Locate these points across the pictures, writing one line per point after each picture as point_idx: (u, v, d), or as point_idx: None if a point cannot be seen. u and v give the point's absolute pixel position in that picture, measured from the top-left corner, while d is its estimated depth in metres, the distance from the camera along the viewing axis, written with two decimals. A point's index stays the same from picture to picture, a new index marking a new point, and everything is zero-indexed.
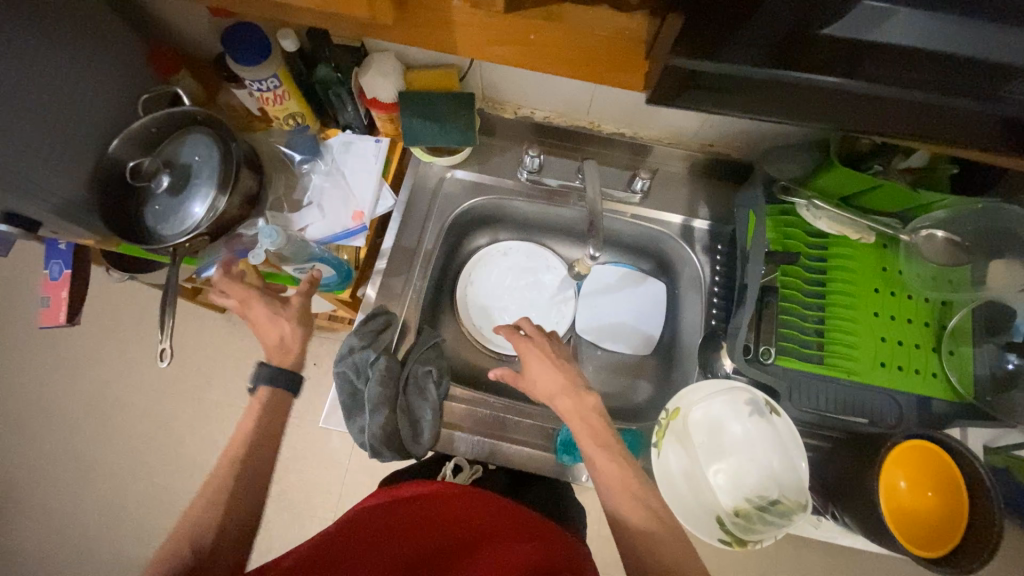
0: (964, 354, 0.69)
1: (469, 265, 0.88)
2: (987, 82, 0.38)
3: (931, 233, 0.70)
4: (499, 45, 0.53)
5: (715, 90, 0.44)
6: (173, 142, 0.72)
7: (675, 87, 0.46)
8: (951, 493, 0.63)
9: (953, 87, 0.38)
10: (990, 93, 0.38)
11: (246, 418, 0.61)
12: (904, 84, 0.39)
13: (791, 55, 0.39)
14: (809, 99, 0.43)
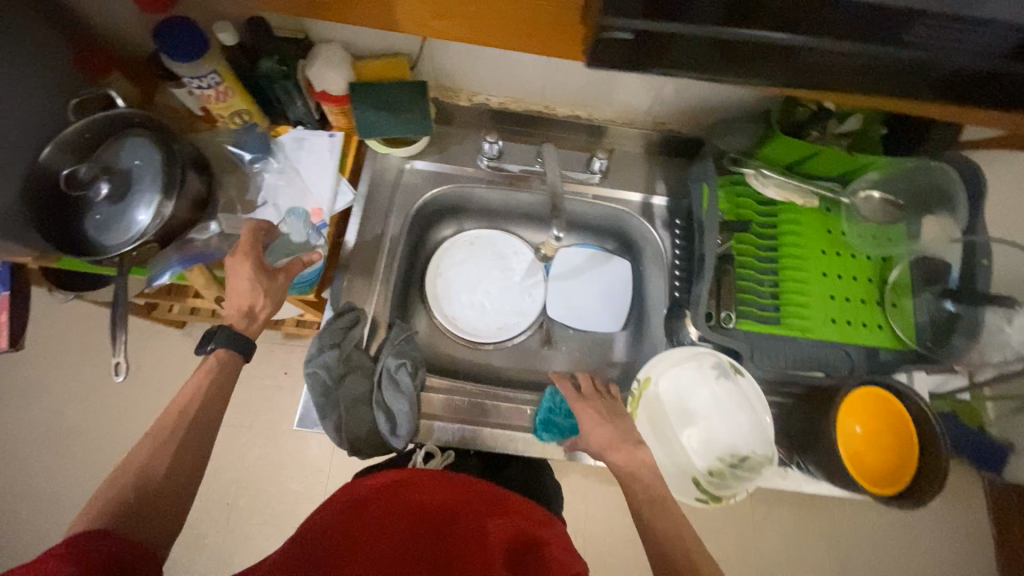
0: (904, 305, 0.75)
1: (436, 256, 0.88)
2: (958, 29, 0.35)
3: (869, 194, 0.75)
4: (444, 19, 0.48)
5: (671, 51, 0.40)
6: (110, 147, 0.68)
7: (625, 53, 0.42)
8: (900, 433, 0.68)
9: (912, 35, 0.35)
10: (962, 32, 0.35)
11: (213, 430, 0.58)
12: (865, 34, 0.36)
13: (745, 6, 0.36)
14: (768, 57, 0.40)
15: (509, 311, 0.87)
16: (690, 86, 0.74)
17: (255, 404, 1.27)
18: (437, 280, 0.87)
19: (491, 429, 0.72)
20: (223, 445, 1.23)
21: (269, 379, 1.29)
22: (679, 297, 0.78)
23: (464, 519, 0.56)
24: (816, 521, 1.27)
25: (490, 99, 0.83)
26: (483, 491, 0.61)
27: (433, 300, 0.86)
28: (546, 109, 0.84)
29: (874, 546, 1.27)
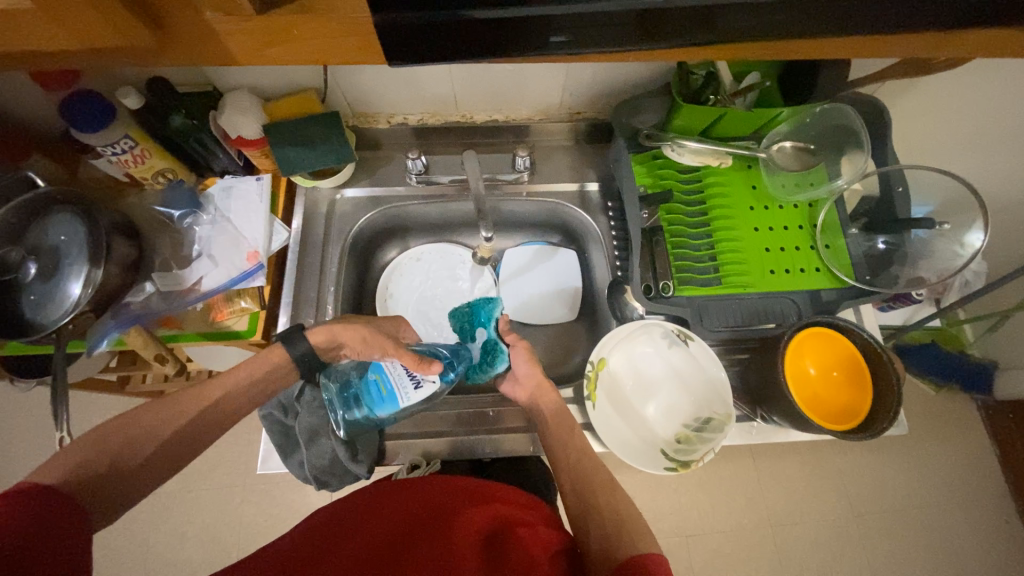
0: (838, 244, 0.77)
1: (385, 278, 0.89)
2: None
3: (781, 145, 0.78)
4: (277, 49, 0.41)
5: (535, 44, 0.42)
6: (36, 226, 0.68)
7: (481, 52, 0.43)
8: (852, 367, 0.70)
9: None
10: None
11: None
12: None
13: None
14: (610, 34, 0.42)
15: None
16: (593, 72, 0.76)
17: (243, 460, 1.26)
18: (388, 302, 0.88)
19: (463, 437, 0.74)
20: (217, 507, 1.22)
21: (254, 433, 1.28)
22: (619, 276, 0.79)
23: (440, 510, 0.58)
24: (821, 475, 1.27)
25: (409, 117, 0.85)
26: (462, 485, 0.62)
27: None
28: (465, 118, 0.86)
29: (883, 488, 1.27)
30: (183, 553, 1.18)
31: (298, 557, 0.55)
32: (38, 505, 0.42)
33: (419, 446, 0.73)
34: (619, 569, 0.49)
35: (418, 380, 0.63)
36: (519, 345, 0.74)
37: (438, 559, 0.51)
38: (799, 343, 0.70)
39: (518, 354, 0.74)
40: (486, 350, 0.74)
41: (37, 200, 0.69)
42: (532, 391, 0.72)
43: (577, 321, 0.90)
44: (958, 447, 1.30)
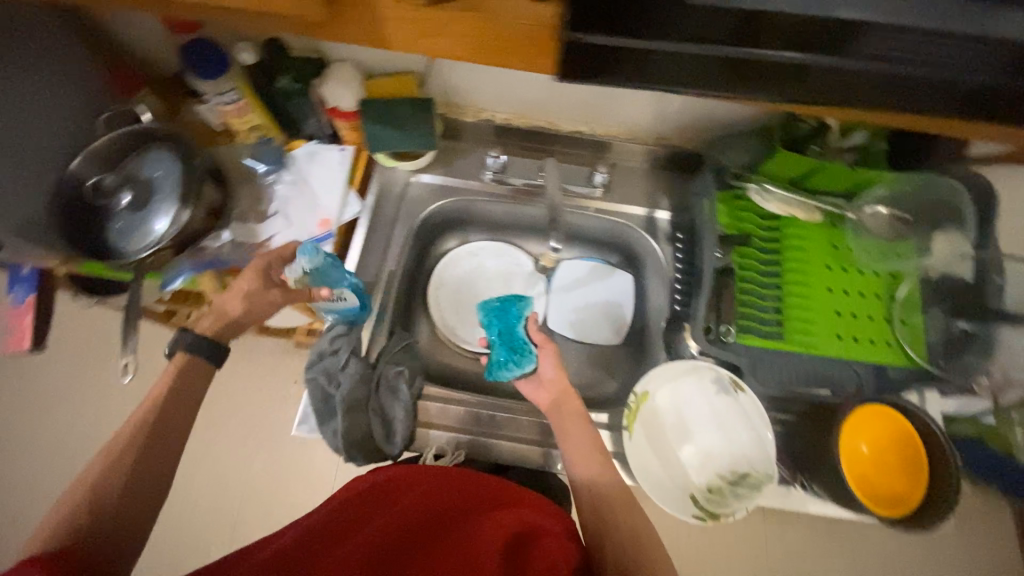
0: (915, 323, 0.72)
1: (440, 267, 0.90)
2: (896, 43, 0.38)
3: (875, 209, 0.74)
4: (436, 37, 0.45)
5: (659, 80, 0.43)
6: (135, 159, 0.72)
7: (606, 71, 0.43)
8: (910, 453, 0.67)
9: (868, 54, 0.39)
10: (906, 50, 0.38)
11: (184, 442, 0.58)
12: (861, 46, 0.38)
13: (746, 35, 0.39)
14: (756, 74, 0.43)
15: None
16: (691, 101, 0.75)
17: (261, 414, 1.29)
18: (439, 291, 0.89)
19: (488, 439, 0.74)
20: (230, 451, 1.26)
21: (278, 389, 1.32)
22: (678, 311, 0.78)
23: (465, 511, 0.58)
24: None
25: (496, 115, 0.85)
26: (486, 483, 0.62)
27: (434, 309, 0.88)
28: (550, 125, 0.86)
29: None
30: (190, 489, 1.23)
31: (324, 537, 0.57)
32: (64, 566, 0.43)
33: (450, 435, 0.74)
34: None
35: (340, 296, 0.67)
36: (548, 347, 0.74)
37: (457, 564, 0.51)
38: (857, 415, 0.68)
39: (547, 356, 0.74)
40: (513, 348, 0.75)
41: (139, 134, 0.72)
42: (556, 397, 0.71)
43: (621, 347, 0.89)
44: None
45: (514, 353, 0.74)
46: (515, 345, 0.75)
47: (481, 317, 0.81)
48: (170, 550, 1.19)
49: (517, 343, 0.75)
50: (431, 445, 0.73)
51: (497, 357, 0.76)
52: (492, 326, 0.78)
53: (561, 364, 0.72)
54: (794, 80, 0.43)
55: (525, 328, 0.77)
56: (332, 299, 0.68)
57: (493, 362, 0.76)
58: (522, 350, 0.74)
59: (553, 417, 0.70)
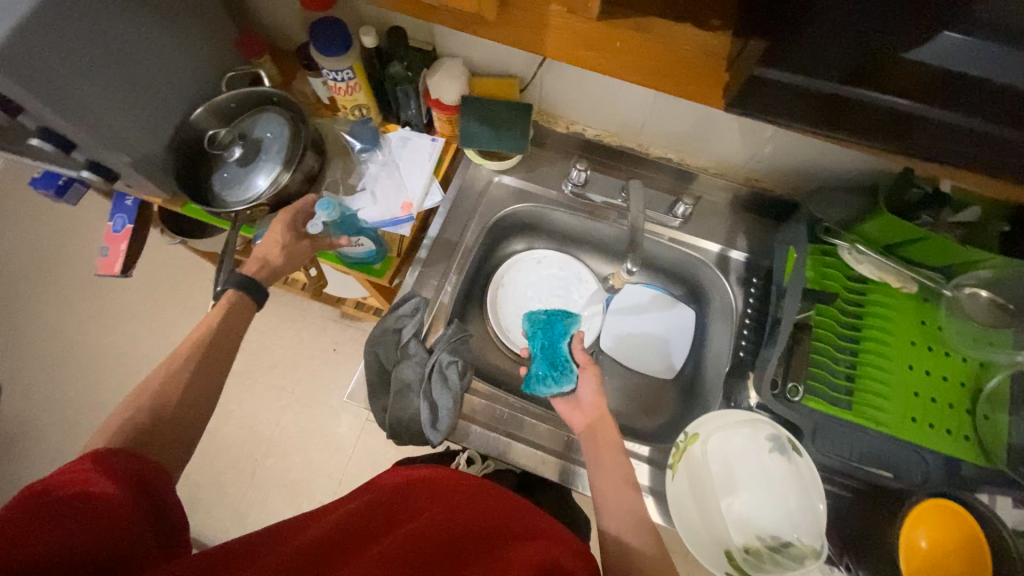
0: (997, 421, 0.66)
1: (504, 267, 0.91)
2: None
3: (975, 292, 0.69)
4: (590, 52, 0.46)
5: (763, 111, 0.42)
6: (250, 118, 0.77)
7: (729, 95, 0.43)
8: (969, 561, 0.63)
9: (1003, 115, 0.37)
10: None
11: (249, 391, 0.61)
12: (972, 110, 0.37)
13: (869, 78, 0.37)
14: (869, 125, 0.40)
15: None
16: (794, 147, 0.73)
17: (301, 373, 1.35)
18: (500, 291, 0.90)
19: (523, 445, 0.74)
20: (265, 403, 1.32)
21: (319, 354, 1.36)
22: (743, 357, 0.75)
23: (490, 530, 0.55)
24: None
25: (587, 129, 0.86)
26: (520, 509, 0.59)
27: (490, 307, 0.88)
28: (640, 147, 0.86)
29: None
30: (222, 431, 1.29)
31: (349, 530, 0.54)
32: (132, 487, 0.47)
33: (483, 434, 0.74)
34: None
35: (358, 243, 0.76)
36: (589, 369, 0.74)
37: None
38: (926, 510, 0.65)
39: (587, 379, 0.74)
40: (554, 364, 0.76)
41: (259, 96, 0.78)
42: (591, 420, 0.70)
43: (669, 382, 0.86)
44: None
45: (554, 369, 0.75)
46: (557, 361, 0.76)
47: (526, 327, 0.83)
48: (193, 484, 1.25)
49: (556, 359, 0.77)
50: (467, 443, 0.73)
51: (536, 371, 0.76)
52: (535, 337, 0.80)
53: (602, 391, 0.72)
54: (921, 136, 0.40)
55: (568, 346, 0.79)
56: (351, 246, 0.76)
57: (532, 375, 0.77)
58: (563, 367, 0.75)
59: (586, 441, 0.68)
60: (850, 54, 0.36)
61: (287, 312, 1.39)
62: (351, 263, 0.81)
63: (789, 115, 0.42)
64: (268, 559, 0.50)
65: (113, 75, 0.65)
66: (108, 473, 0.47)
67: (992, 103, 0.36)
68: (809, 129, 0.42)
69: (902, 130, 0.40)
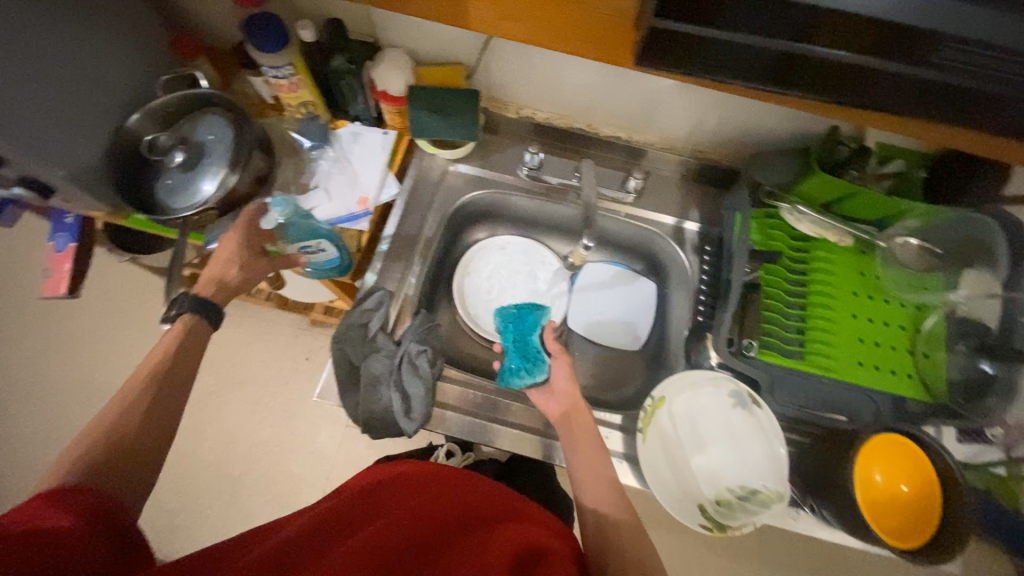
0: (938, 359, 0.71)
1: (467, 256, 0.91)
2: (917, 45, 0.39)
3: (906, 241, 0.74)
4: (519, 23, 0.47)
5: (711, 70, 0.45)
6: (189, 122, 0.74)
7: (654, 59, 0.44)
8: (924, 486, 0.65)
9: (901, 53, 0.40)
10: (921, 57, 0.40)
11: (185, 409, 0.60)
12: (884, 52, 0.40)
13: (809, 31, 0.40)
14: (807, 71, 0.44)
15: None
16: (734, 116, 0.76)
17: (273, 384, 1.32)
18: (463, 278, 0.90)
19: (499, 425, 0.74)
20: (237, 419, 1.28)
21: (290, 364, 1.33)
22: (701, 321, 0.78)
23: (470, 518, 0.56)
24: None
25: (537, 113, 0.87)
26: (497, 499, 0.61)
27: (456, 295, 0.89)
28: (589, 127, 0.87)
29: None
30: (194, 452, 1.25)
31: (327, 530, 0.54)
32: (92, 518, 0.45)
33: (457, 420, 0.74)
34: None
35: (320, 248, 0.74)
36: (561, 357, 0.74)
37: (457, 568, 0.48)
38: (877, 444, 0.67)
39: (560, 367, 0.73)
40: (526, 357, 0.75)
41: (197, 98, 0.75)
42: (565, 409, 0.69)
43: (637, 353, 0.89)
44: None
45: (526, 361, 0.75)
46: (528, 354, 0.76)
47: (497, 323, 0.82)
48: (168, 509, 1.21)
49: (529, 351, 0.76)
50: (443, 431, 0.73)
51: (511, 365, 0.76)
52: (507, 332, 0.79)
53: (574, 377, 0.71)
54: (855, 79, 0.43)
55: (539, 338, 0.79)
56: (312, 251, 0.75)
57: (505, 369, 0.76)
58: (535, 358, 0.75)
59: (562, 429, 0.69)
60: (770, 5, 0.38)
61: (253, 323, 1.36)
62: (314, 270, 0.79)
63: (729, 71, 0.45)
64: (240, 563, 0.49)
65: (37, 84, 0.62)
66: (66, 507, 0.44)
67: (896, 40, 0.39)
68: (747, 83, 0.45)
69: (831, 74, 0.44)
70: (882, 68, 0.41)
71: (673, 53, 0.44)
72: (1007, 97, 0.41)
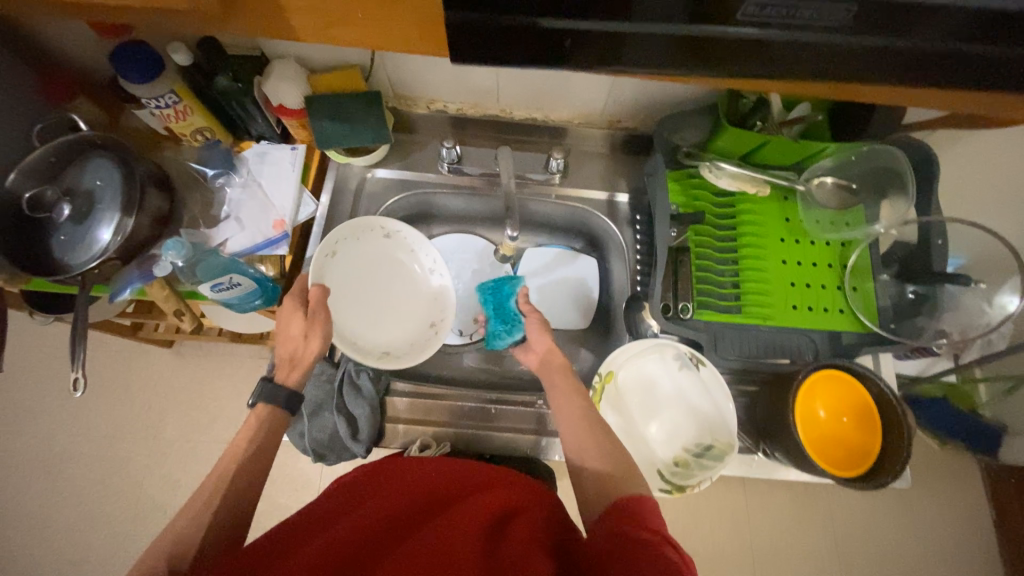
0: (867, 290, 0.74)
1: (340, 234, 0.74)
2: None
3: (823, 180, 0.75)
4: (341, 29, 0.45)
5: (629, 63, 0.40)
6: (72, 169, 0.69)
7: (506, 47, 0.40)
8: (868, 419, 0.69)
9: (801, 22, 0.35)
10: (796, 23, 0.35)
11: (240, 435, 0.58)
12: (792, 27, 0.35)
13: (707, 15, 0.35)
14: (720, 57, 0.39)
15: (391, 329, 0.76)
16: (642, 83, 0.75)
17: None
18: (327, 260, 0.73)
19: (456, 429, 0.74)
20: None
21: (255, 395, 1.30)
22: (638, 291, 0.80)
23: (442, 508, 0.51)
24: (808, 520, 1.20)
25: (448, 105, 0.85)
26: (466, 468, 0.55)
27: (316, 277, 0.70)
28: (504, 113, 0.85)
29: (890, 545, 1.18)
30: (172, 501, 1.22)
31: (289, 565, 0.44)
32: None
33: (414, 428, 0.74)
34: (621, 523, 0.46)
35: (233, 282, 0.70)
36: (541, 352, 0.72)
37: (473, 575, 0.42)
38: (823, 382, 0.69)
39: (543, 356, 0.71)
40: (505, 320, 0.79)
41: (77, 143, 0.69)
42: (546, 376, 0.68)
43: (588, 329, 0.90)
44: (962, 506, 1.19)
45: (505, 323, 0.79)
46: (506, 317, 0.79)
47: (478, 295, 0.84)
48: None
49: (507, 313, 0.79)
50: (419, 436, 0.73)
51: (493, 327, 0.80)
52: (486, 302, 0.81)
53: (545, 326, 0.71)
54: (745, 55, 0.39)
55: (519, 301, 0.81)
56: (227, 287, 0.71)
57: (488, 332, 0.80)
58: (512, 320, 0.79)
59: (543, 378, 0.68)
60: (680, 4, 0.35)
61: (209, 362, 1.29)
62: (237, 304, 0.75)
63: (644, 66, 0.40)
64: None
65: None
66: None
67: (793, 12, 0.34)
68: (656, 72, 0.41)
69: (732, 59, 0.39)
70: (779, 39, 0.37)
71: (582, 47, 0.39)
72: (914, 53, 0.37)
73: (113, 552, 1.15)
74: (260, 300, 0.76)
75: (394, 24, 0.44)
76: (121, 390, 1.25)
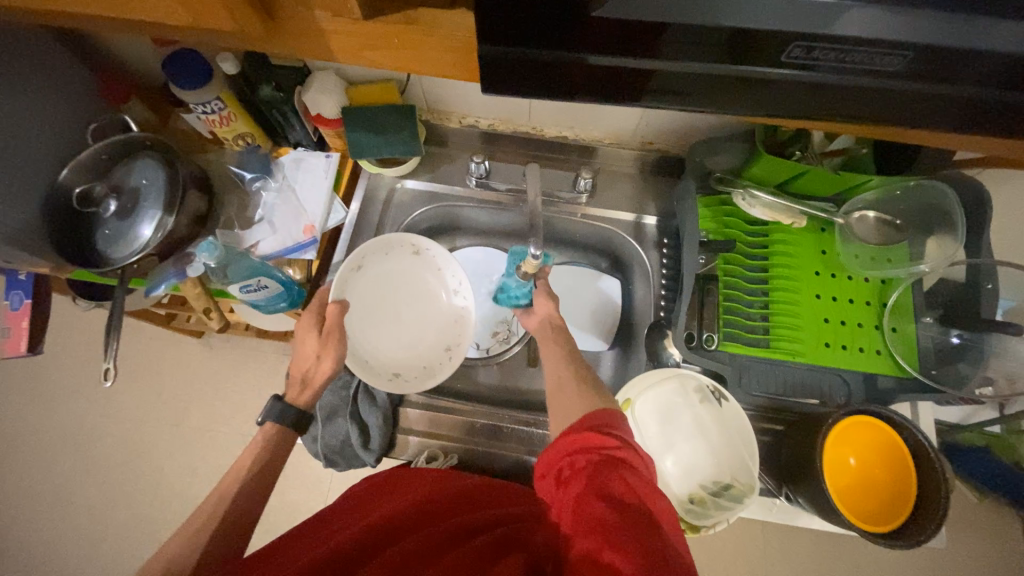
0: (907, 331, 0.70)
1: (368, 251, 0.74)
2: (821, 42, 0.34)
3: (863, 214, 0.72)
4: (373, 52, 0.46)
5: (669, 93, 0.40)
6: (121, 166, 0.72)
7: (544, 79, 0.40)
8: (901, 473, 0.64)
9: (844, 65, 0.35)
10: (837, 67, 0.35)
11: (248, 452, 0.59)
12: (834, 71, 0.36)
13: (744, 54, 0.36)
14: (758, 100, 0.40)
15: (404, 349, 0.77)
16: None
17: None
18: (353, 274, 0.74)
19: (467, 445, 0.73)
20: None
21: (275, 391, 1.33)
22: (661, 317, 0.79)
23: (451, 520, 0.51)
24: (832, 567, 1.13)
25: (480, 120, 0.86)
26: (475, 485, 0.59)
27: (338, 291, 0.71)
28: (535, 130, 0.86)
29: None
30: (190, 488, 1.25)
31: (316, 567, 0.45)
32: None
33: (426, 439, 0.74)
34: (576, 448, 0.46)
35: (262, 284, 0.72)
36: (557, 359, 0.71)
37: (464, 563, 0.43)
38: (854, 429, 0.66)
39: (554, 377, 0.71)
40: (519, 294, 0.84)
41: (128, 143, 0.73)
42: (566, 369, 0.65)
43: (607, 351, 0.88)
44: (1006, 568, 1.10)
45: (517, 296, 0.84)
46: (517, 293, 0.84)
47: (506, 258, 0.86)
48: None
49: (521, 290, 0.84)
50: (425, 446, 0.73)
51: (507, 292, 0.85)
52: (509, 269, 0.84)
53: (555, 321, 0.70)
54: (781, 96, 0.39)
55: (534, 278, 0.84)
56: (255, 289, 0.73)
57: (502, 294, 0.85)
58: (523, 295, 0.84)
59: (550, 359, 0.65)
60: (715, 40, 0.35)
61: (234, 355, 1.32)
62: (264, 306, 0.77)
63: (680, 100, 0.41)
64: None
65: None
66: None
67: (834, 57, 0.35)
68: (691, 109, 0.41)
69: (770, 100, 0.39)
70: (819, 81, 0.37)
71: (611, 83, 0.40)
72: (957, 98, 0.36)
73: (131, 533, 1.19)
74: (284, 303, 0.77)
75: (430, 47, 0.45)
76: (150, 376, 1.30)
